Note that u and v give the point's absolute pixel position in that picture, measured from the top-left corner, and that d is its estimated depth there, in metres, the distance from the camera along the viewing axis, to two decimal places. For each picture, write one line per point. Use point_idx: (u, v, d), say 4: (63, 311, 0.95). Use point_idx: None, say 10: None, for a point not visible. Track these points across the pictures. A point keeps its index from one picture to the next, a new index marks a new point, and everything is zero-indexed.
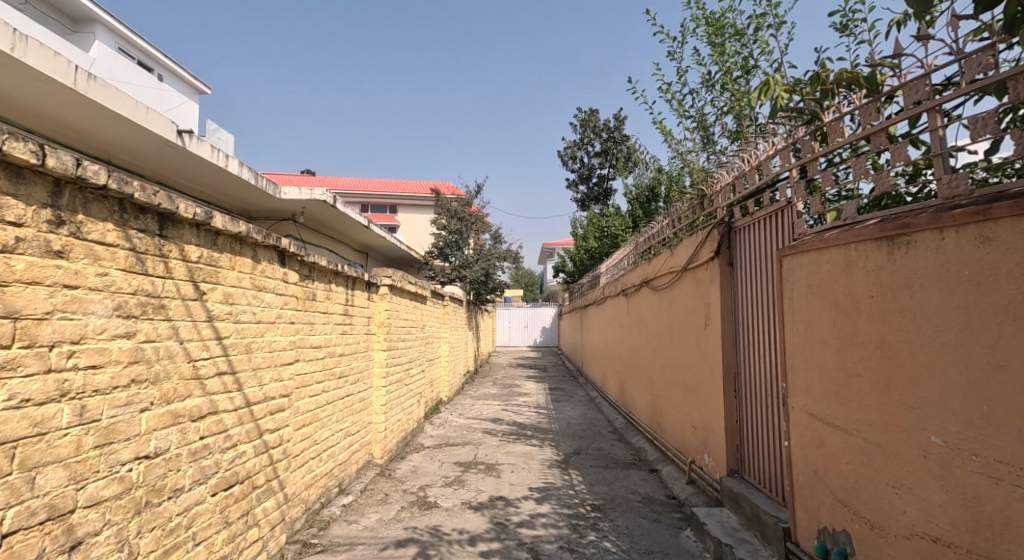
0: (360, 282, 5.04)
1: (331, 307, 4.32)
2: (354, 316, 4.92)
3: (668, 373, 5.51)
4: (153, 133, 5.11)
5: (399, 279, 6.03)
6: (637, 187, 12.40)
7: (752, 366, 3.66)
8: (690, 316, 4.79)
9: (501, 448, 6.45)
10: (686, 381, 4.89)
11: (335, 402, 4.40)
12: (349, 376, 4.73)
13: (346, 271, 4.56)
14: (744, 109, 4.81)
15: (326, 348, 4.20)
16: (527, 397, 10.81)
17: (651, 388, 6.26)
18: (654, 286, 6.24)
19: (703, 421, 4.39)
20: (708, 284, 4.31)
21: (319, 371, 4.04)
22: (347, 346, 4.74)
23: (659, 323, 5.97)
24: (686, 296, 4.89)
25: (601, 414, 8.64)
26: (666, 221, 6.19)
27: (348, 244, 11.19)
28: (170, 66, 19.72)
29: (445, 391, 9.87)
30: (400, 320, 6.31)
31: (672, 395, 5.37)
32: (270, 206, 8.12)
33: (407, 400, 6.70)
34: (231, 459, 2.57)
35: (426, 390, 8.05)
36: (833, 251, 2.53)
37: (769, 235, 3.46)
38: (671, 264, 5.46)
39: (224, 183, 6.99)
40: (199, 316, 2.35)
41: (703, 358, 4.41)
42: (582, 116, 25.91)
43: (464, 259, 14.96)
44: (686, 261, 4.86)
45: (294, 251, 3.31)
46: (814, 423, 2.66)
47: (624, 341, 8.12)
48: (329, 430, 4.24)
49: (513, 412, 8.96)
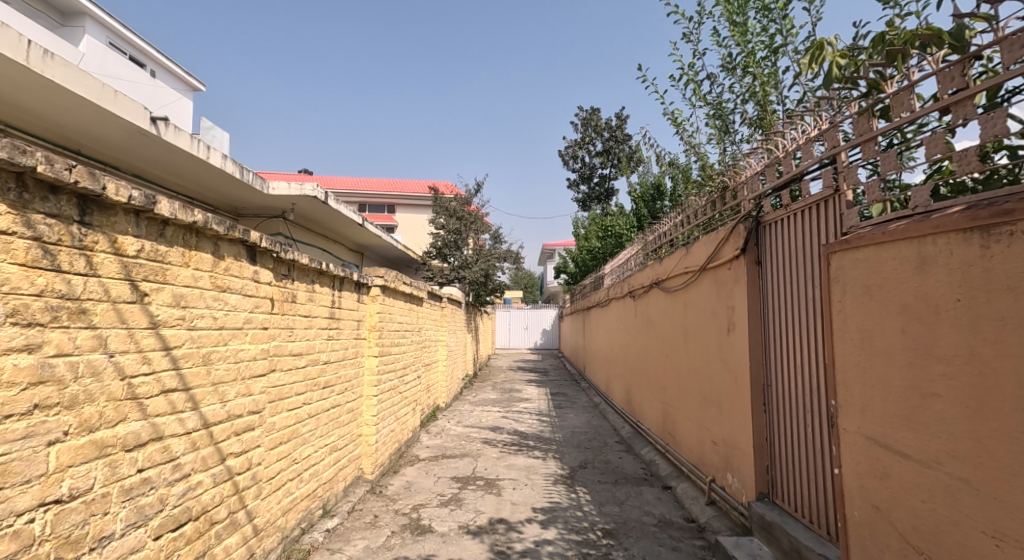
0: (348, 282, 4.62)
1: (315, 310, 3.91)
2: (342, 319, 4.51)
3: (683, 381, 5.09)
4: (123, 120, 4.70)
5: (392, 279, 5.62)
6: (642, 185, 12.02)
7: (785, 377, 3.26)
8: (709, 321, 4.38)
9: (501, 461, 6.04)
10: (704, 391, 4.49)
11: (319, 416, 3.98)
12: (335, 386, 4.31)
13: (332, 270, 4.15)
14: (769, 95, 4.40)
15: (309, 355, 3.79)
16: (529, 403, 10.39)
17: (663, 396, 5.86)
18: (665, 287, 5.83)
19: (725, 437, 3.98)
20: (732, 285, 3.90)
21: (300, 382, 3.62)
22: (334, 352, 4.32)
23: (671, 327, 5.57)
24: (705, 298, 4.48)
25: (607, 422, 8.21)
26: (680, 217, 5.77)
27: (342, 243, 10.77)
28: (164, 61, 19.35)
29: (443, 397, 9.46)
30: (394, 324, 5.90)
31: (687, 405, 4.97)
32: (259, 202, 7.71)
33: (402, 408, 6.28)
34: (181, 493, 2.16)
35: (422, 397, 7.62)
36: (901, 246, 2.12)
37: (806, 229, 3.04)
38: (685, 264, 5.06)
39: (207, 177, 6.59)
40: (138, 322, 1.94)
41: (724, 367, 4.02)
42: (583, 115, 25.56)
43: (463, 259, 14.55)
44: (705, 259, 4.45)
45: (267, 246, 2.89)
46: (876, 451, 2.23)
47: (631, 346, 7.70)
48: (312, 446, 3.83)
49: (514, 420, 8.53)
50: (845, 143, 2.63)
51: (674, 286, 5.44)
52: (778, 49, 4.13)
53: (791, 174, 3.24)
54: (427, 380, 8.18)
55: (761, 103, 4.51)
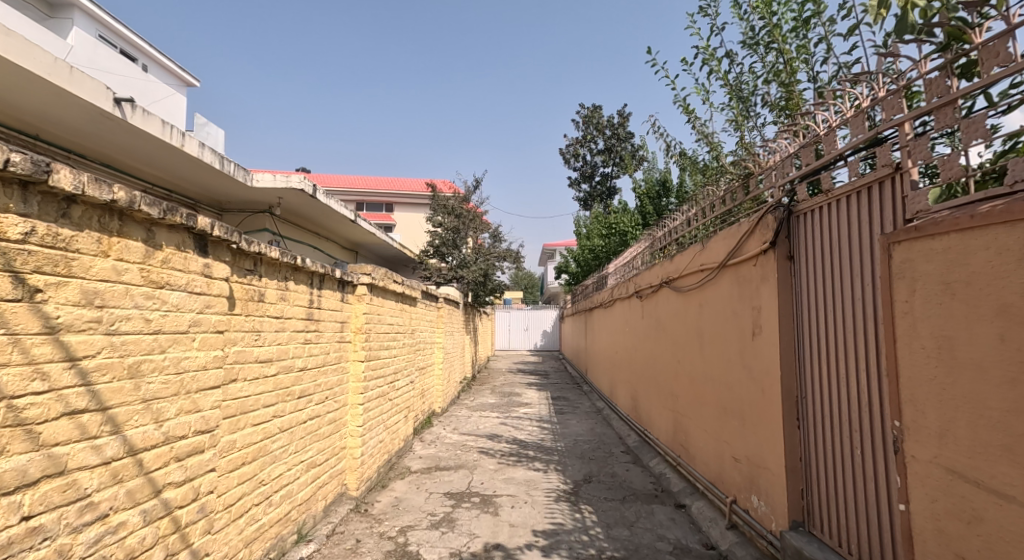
0: (330, 280, 4.19)
1: (288, 311, 3.48)
2: (322, 321, 4.08)
3: (698, 389, 4.66)
4: (81, 100, 4.25)
5: (381, 277, 5.19)
6: (646, 182, 11.64)
7: (825, 389, 2.82)
8: (730, 323, 3.94)
9: (499, 474, 5.60)
10: (724, 401, 4.06)
11: (293, 430, 3.55)
12: (313, 395, 3.88)
13: (310, 266, 3.72)
14: (796, 73, 3.97)
15: (280, 362, 3.36)
16: (529, 408, 9.96)
17: (675, 404, 5.43)
18: (676, 286, 5.40)
19: (750, 453, 3.55)
20: (759, 283, 3.46)
21: (268, 393, 3.18)
22: (312, 357, 3.88)
23: (683, 329, 5.15)
24: (725, 298, 4.05)
25: (611, 430, 7.77)
26: (693, 211, 5.33)
27: (334, 241, 10.33)
28: (157, 56, 18.94)
29: (438, 403, 9.03)
30: (384, 325, 5.46)
31: (703, 415, 4.54)
32: (243, 195, 7.28)
33: (392, 417, 5.84)
34: (95, 540, 1.73)
35: (415, 404, 7.18)
36: (999, 232, 1.68)
37: (853, 218, 2.60)
38: (701, 262, 4.63)
39: (184, 168, 6.15)
40: (25, 326, 1.51)
41: (748, 376, 3.59)
42: (585, 113, 25.19)
43: (462, 259, 14.13)
44: (724, 255, 4.01)
45: (221, 236, 2.44)
46: (964, 488, 1.79)
47: (638, 349, 7.28)
48: (284, 465, 3.39)
49: (513, 427, 8.09)
50: (910, 111, 2.20)
51: (687, 285, 5.02)
52: (807, 20, 3.70)
53: (833, 154, 2.80)
54: (421, 385, 7.75)
55: (787, 83, 4.08)
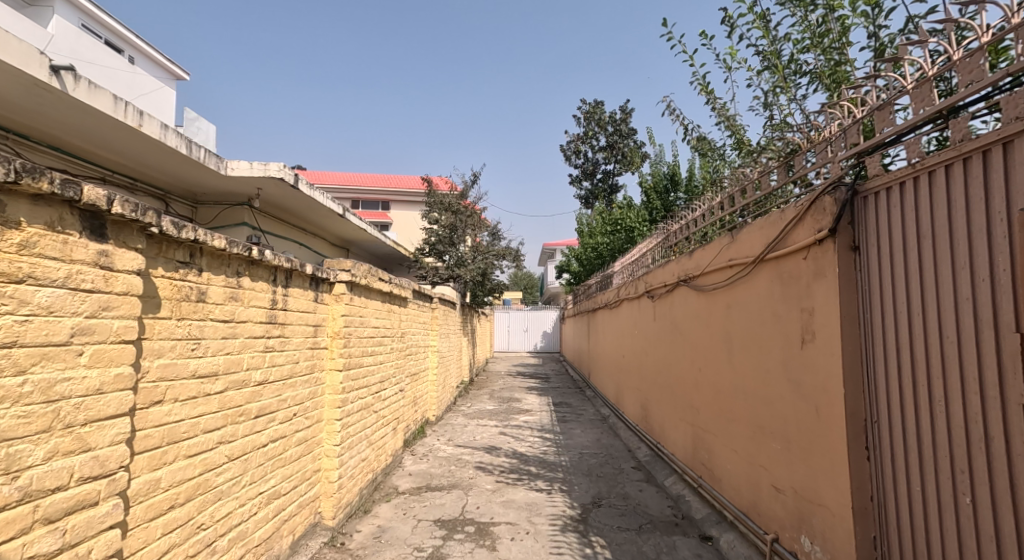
0: (299, 276, 3.59)
1: (241, 313, 2.87)
2: (289, 324, 3.47)
3: (727, 404, 4.06)
4: (8, 67, 3.64)
5: (364, 273, 4.59)
6: (653, 175, 11.09)
7: (912, 415, 2.23)
8: (770, 327, 3.35)
9: (497, 496, 4.99)
10: (761, 419, 3.46)
11: (249, 457, 2.94)
12: (277, 413, 3.27)
13: (271, 258, 3.12)
14: (849, 34, 3.39)
15: (229, 375, 2.74)
16: (529, 416, 9.34)
17: (696, 419, 4.84)
18: (698, 285, 4.79)
19: (798, 484, 2.96)
20: (811, 280, 2.86)
21: (210, 415, 2.56)
22: (275, 368, 3.27)
23: (706, 333, 4.56)
24: (762, 299, 3.44)
25: (619, 441, 7.17)
26: (719, 199, 4.73)
27: (322, 238, 9.73)
28: (145, 48, 18.36)
29: (432, 410, 8.42)
30: (367, 329, 4.84)
31: (732, 433, 3.95)
32: (218, 185, 6.65)
33: (378, 431, 5.23)
34: None
35: (405, 414, 6.58)
36: None
37: (957, 194, 2.01)
38: (730, 257, 4.03)
39: (148, 154, 5.53)
40: None
41: (795, 392, 2.99)
42: (586, 108, 24.63)
43: (459, 257, 13.53)
44: (763, 248, 3.41)
45: (131, 214, 1.84)
46: None
47: (649, 354, 6.67)
48: (235, 500, 2.78)
49: (513, 438, 7.48)
50: None
51: (712, 284, 4.42)
52: None
53: (925, 113, 2.18)
54: (412, 393, 7.14)
55: (836, 46, 3.50)
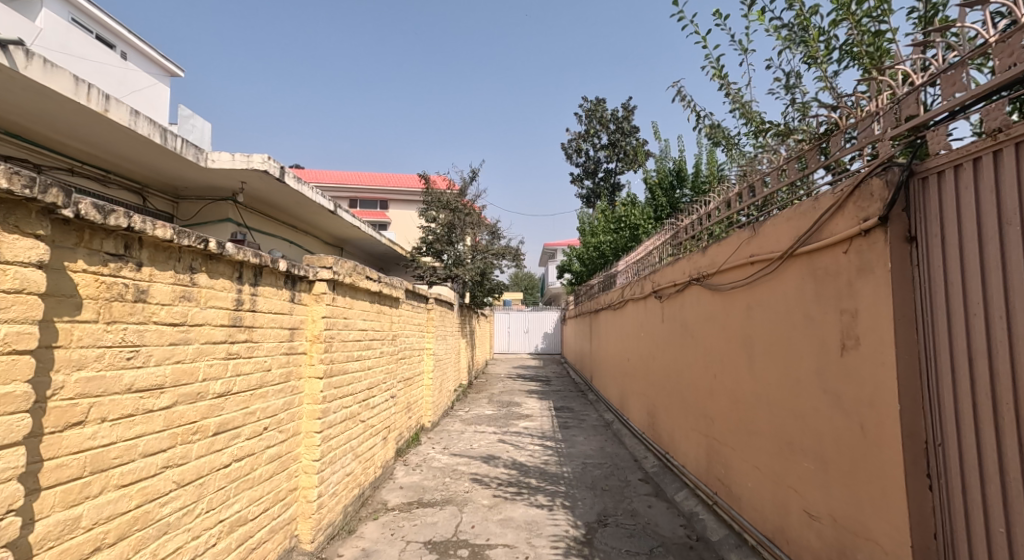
0: (272, 272, 3.22)
1: (197, 316, 2.49)
2: (259, 328, 3.09)
3: (747, 415, 3.67)
4: None
5: (348, 271, 4.22)
6: (658, 171, 10.74)
7: (992, 438, 1.84)
8: (800, 331, 2.96)
9: (494, 512, 4.60)
10: (789, 434, 3.07)
11: (206, 480, 2.55)
12: (243, 428, 2.88)
13: (236, 252, 2.74)
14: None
15: (179, 388, 2.34)
16: (529, 421, 8.96)
17: (710, 429, 4.45)
18: (712, 284, 4.41)
19: (838, 512, 2.57)
20: (854, 277, 2.47)
21: (153, 436, 2.17)
22: (240, 377, 2.88)
23: (722, 337, 4.17)
24: (791, 300, 3.06)
25: (624, 450, 6.78)
26: (736, 189, 4.36)
27: (314, 236, 9.36)
28: (137, 44, 18.02)
29: (428, 416, 8.04)
30: (353, 333, 4.46)
31: (753, 448, 3.56)
32: (199, 178, 6.28)
33: (366, 441, 4.84)
34: None
35: (396, 422, 6.19)
36: None
37: None
38: (752, 252, 3.64)
39: (120, 144, 5.15)
40: None
41: (833, 406, 2.60)
42: (588, 106, 24.30)
43: (457, 256, 13.15)
44: (793, 241, 3.02)
45: (22, 192, 1.46)
46: None
47: (657, 358, 6.29)
48: (187, 533, 2.39)
49: (512, 446, 7.09)
50: None
51: (729, 283, 4.04)
52: None
53: (1011, 72, 1.79)
54: (405, 398, 6.75)
55: (873, 16, 3.16)
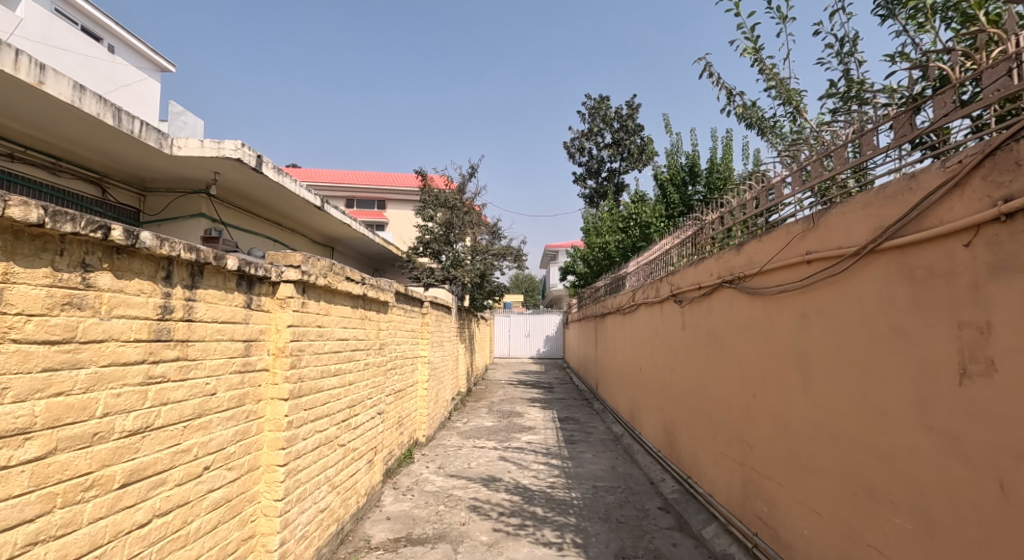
0: (216, 274, 2.57)
1: (95, 331, 1.85)
2: (197, 342, 2.44)
3: (801, 446, 3.01)
4: None
5: (322, 271, 3.58)
6: (669, 167, 10.21)
7: None
8: (886, 346, 2.30)
9: (494, 553, 3.93)
10: (869, 478, 2.41)
11: (110, 549, 1.89)
12: (172, 472, 2.24)
13: (163, 247, 2.10)
14: None
15: (59, 430, 1.70)
16: (533, 435, 8.29)
17: (747, 457, 3.80)
18: (749, 287, 3.76)
19: None
20: (984, 278, 1.82)
21: (8, 503, 1.56)
22: (167, 406, 2.22)
23: (764, 349, 3.52)
24: (872, 307, 2.41)
25: (638, 471, 6.12)
26: (784, 176, 3.74)
27: (301, 235, 8.72)
28: (125, 37, 17.45)
29: (422, 430, 7.39)
30: (329, 344, 3.81)
31: (811, 487, 2.90)
32: (166, 168, 5.64)
33: (346, 468, 4.18)
34: None
35: (385, 441, 5.53)
36: None
37: None
38: (808, 248, 2.99)
39: (68, 126, 4.51)
40: None
41: (949, 450, 1.94)
42: (591, 104, 23.73)
43: (456, 257, 12.49)
44: (876, 233, 2.37)
45: None
46: None
47: (676, 369, 5.64)
48: None
49: (513, 465, 6.43)
50: None
51: (774, 285, 3.39)
52: None
53: None
54: (396, 413, 6.11)
55: None
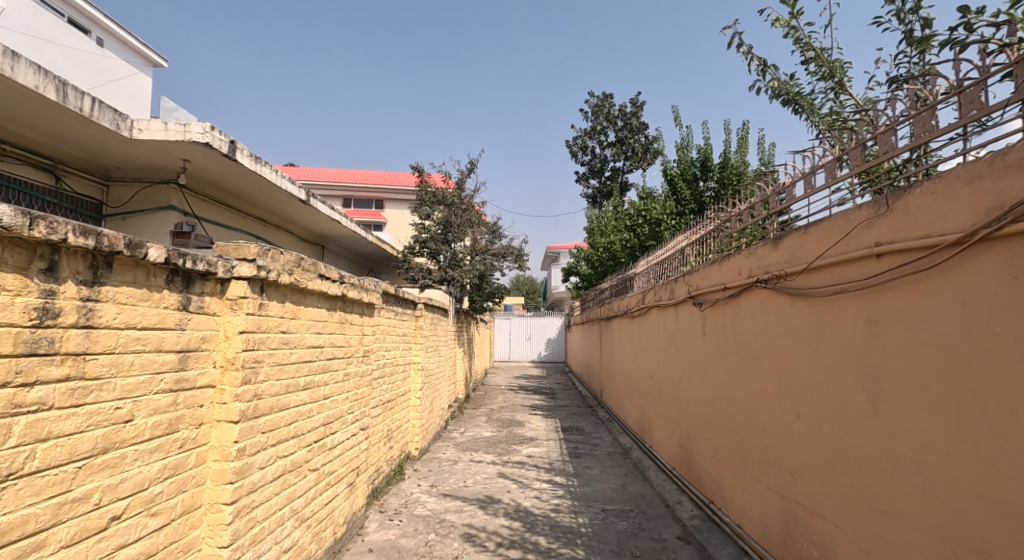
0: (132, 268, 2.02)
1: None
2: (104, 355, 1.88)
3: (871, 483, 2.43)
4: None
5: (287, 267, 3.03)
6: (680, 162, 9.69)
7: None
8: (1015, 364, 1.73)
9: None
10: (983, 536, 1.84)
11: None
12: (58, 530, 1.68)
13: (37, 228, 1.56)
14: None
15: None
16: (534, 447, 7.71)
17: (788, 487, 3.22)
18: (792, 287, 3.19)
19: None
20: None
21: None
22: (49, 442, 1.66)
23: (812, 361, 2.96)
24: (986, 312, 1.84)
25: (652, 493, 5.53)
26: (836, 155, 3.16)
27: (286, 231, 8.16)
28: (116, 31, 16.96)
29: (415, 442, 6.82)
30: (297, 353, 3.25)
31: (885, 536, 2.32)
32: (129, 155, 5.09)
33: (320, 495, 3.61)
34: None
35: (370, 459, 4.96)
36: None
37: None
38: (878, 239, 2.42)
39: (7, 102, 3.95)
40: None
41: None
42: (595, 102, 23.25)
43: (454, 256, 11.95)
44: (994, 215, 1.81)
45: None
46: None
47: (694, 379, 5.08)
48: None
49: (513, 484, 5.85)
50: None
51: (826, 285, 2.82)
52: None
53: None
54: (384, 426, 5.54)
55: None
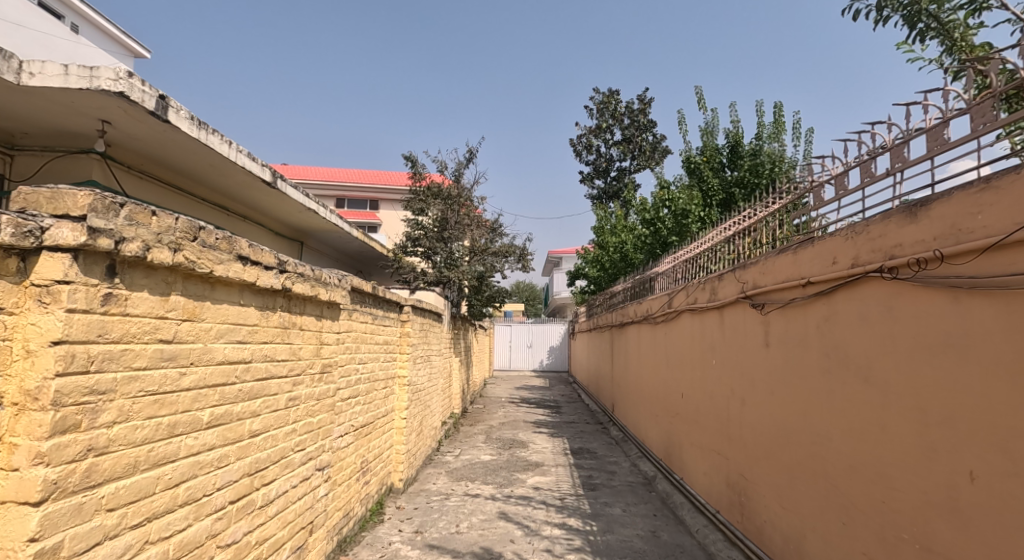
0: None
1: None
2: None
3: None
4: None
5: (170, 236, 1.92)
6: (705, 149, 8.70)
7: None
8: None
9: None
10: None
11: None
12: None
13: None
14: None
15: None
16: (541, 476, 6.55)
17: None
18: (962, 274, 2.06)
19: None
20: None
21: None
22: None
23: (1013, 391, 1.83)
24: None
25: (694, 546, 4.36)
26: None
27: (252, 222, 7.03)
28: (95, 16, 15.85)
29: (399, 472, 5.68)
30: (193, 374, 2.13)
31: None
32: (30, 113, 3.98)
33: None
34: None
35: (331, 506, 3.81)
36: None
37: None
38: None
39: None
40: None
41: None
42: (600, 99, 22.26)
43: (450, 255, 10.81)
44: None
45: None
46: None
47: (754, 402, 3.94)
48: None
49: (517, 532, 4.67)
50: None
51: None
52: None
53: None
54: (355, 458, 4.40)
55: None
